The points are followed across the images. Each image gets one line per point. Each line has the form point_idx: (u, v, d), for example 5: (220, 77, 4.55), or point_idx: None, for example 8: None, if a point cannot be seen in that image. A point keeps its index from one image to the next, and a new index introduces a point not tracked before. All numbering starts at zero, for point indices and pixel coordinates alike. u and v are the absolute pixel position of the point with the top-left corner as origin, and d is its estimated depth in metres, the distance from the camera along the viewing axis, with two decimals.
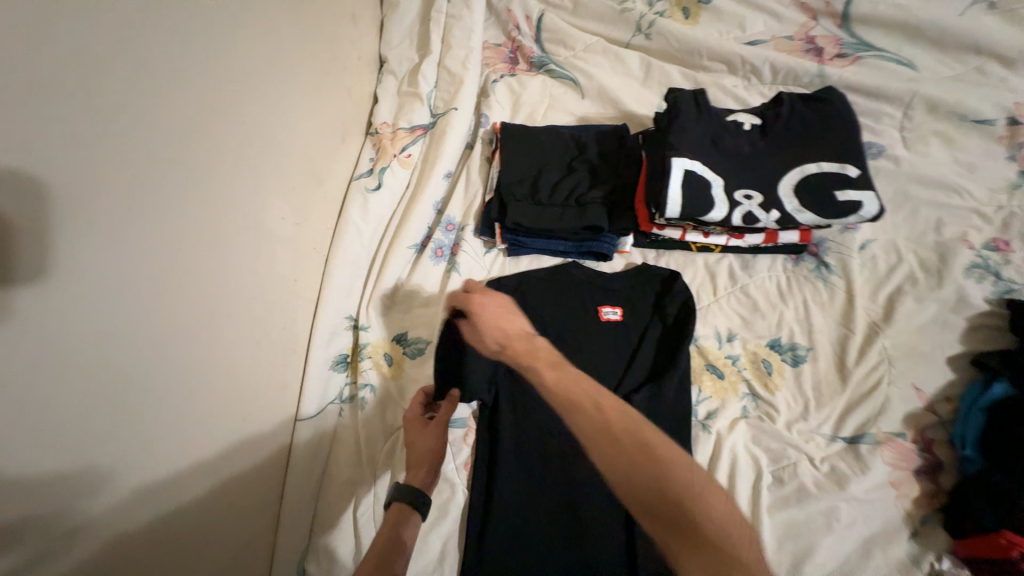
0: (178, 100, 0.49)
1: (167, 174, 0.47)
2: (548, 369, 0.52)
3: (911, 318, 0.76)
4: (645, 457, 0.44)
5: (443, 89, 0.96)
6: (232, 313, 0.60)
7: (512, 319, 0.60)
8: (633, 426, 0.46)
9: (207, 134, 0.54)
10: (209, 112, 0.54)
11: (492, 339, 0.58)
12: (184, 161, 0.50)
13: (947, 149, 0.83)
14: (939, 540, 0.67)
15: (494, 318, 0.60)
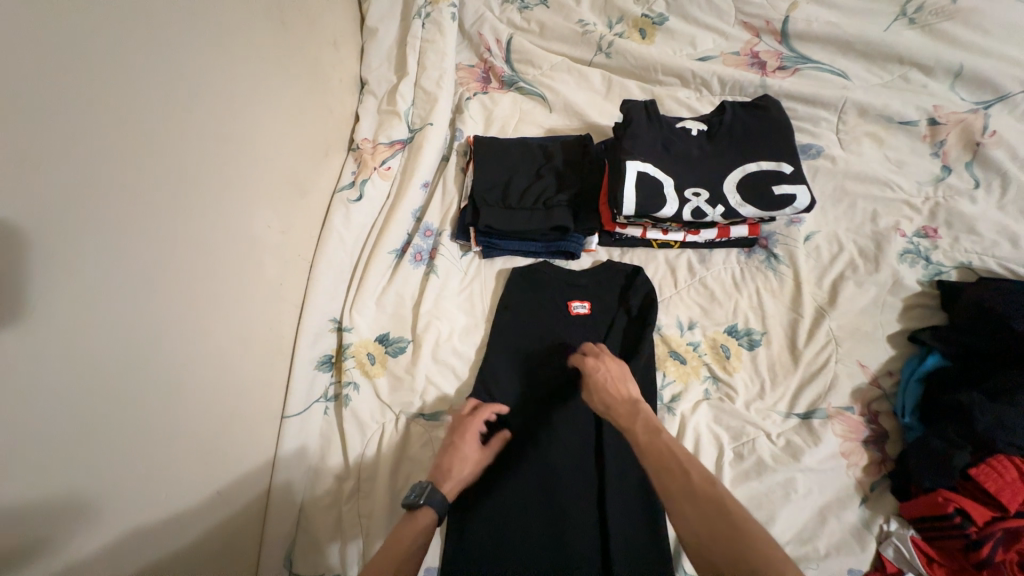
0: (169, 115, 0.55)
1: (161, 180, 0.53)
2: (642, 433, 0.63)
3: (854, 301, 0.83)
4: (722, 520, 0.51)
5: (420, 107, 1.03)
6: (222, 311, 0.65)
7: (622, 385, 0.72)
8: (713, 492, 0.54)
9: (196, 146, 0.59)
10: (196, 127, 0.59)
11: (600, 400, 0.70)
12: (175, 168, 0.55)
13: (878, 148, 0.91)
14: (887, 503, 0.72)
15: (610, 382, 0.72)
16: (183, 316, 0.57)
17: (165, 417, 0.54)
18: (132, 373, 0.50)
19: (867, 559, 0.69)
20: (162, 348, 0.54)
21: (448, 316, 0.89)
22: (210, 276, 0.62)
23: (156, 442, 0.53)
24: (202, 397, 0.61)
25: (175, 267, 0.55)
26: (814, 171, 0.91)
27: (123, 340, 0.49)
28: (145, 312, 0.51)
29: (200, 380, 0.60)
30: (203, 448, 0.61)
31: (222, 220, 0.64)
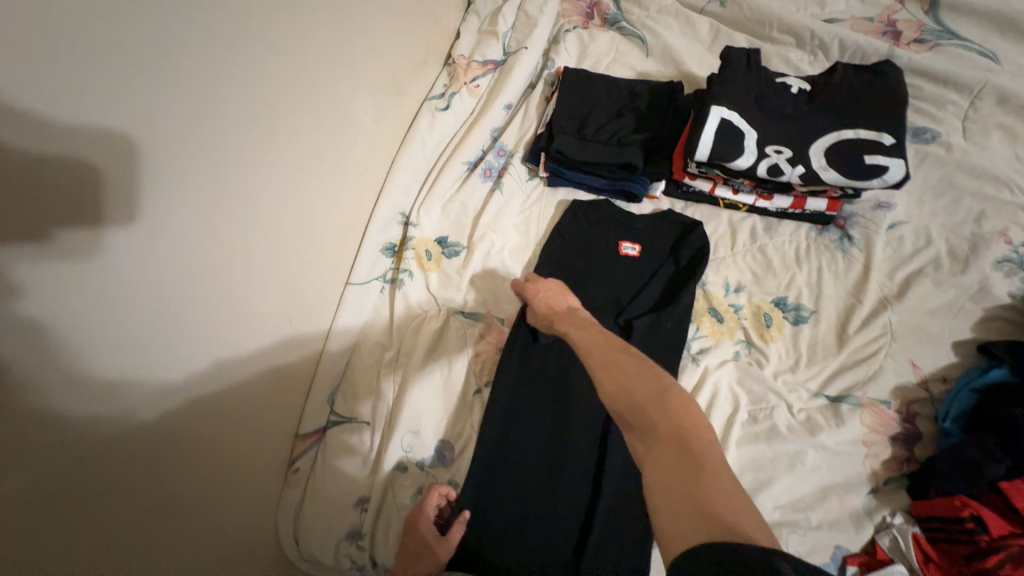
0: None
1: (276, 34, 0.63)
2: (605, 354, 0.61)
3: (925, 299, 0.77)
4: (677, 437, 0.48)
5: (519, 31, 1.06)
6: (314, 172, 0.75)
7: (560, 299, 0.77)
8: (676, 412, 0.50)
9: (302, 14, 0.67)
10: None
11: (543, 315, 0.75)
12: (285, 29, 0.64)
13: (1009, 144, 0.81)
14: (897, 499, 0.71)
15: (545, 299, 0.77)
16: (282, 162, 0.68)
17: (254, 239, 0.65)
18: (235, 193, 0.60)
19: (857, 541, 0.69)
20: (261, 182, 0.65)
21: (503, 232, 0.94)
22: (308, 136, 0.72)
23: (244, 259, 0.64)
24: (284, 237, 0.72)
25: (278, 115, 0.65)
26: (921, 157, 0.83)
27: (233, 162, 0.59)
28: (253, 145, 0.62)
29: (284, 222, 0.71)
30: (280, 280, 0.73)
31: (325, 91, 0.73)
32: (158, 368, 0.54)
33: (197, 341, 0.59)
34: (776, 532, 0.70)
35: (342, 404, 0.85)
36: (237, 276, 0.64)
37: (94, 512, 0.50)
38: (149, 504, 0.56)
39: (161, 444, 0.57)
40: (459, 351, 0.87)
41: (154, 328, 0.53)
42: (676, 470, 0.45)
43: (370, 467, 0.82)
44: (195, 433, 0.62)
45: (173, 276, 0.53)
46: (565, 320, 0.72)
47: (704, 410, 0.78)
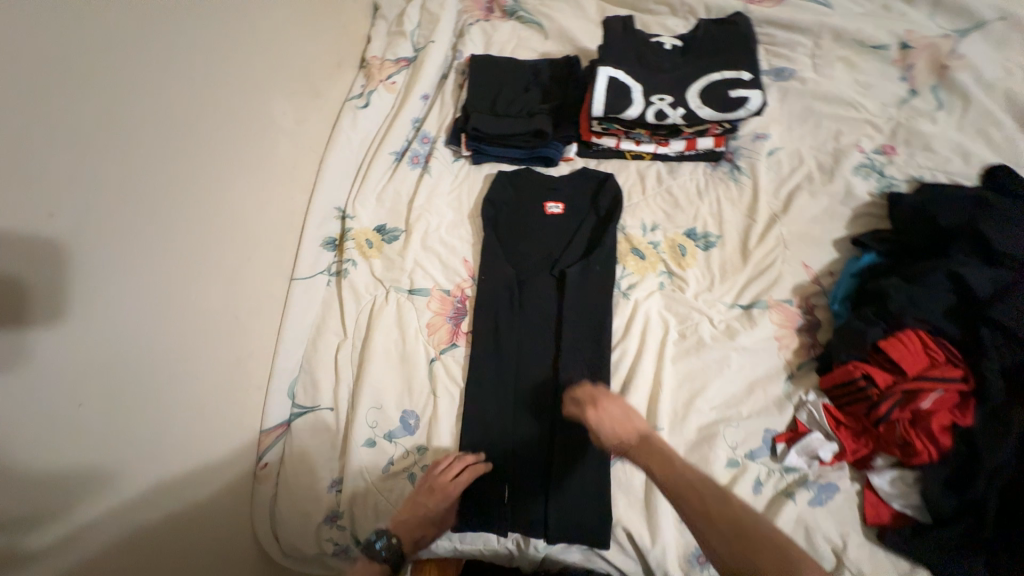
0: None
1: (174, 45, 0.69)
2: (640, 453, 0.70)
3: (806, 209, 0.89)
4: (725, 519, 0.59)
5: (425, 28, 1.14)
6: (237, 172, 0.81)
7: (629, 423, 0.74)
8: (724, 501, 0.61)
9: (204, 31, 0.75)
10: (205, 12, 0.75)
11: (613, 438, 0.73)
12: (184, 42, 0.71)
13: (849, 72, 0.96)
14: (809, 380, 0.80)
15: (616, 419, 0.74)
16: (198, 158, 0.73)
17: (183, 231, 0.70)
18: (155, 186, 0.66)
19: (782, 422, 0.78)
20: (181, 176, 0.70)
21: (438, 211, 1.00)
22: (220, 134, 0.77)
23: (177, 249, 0.69)
24: (216, 230, 0.77)
25: (187, 113, 0.71)
26: (784, 92, 0.97)
27: (148, 157, 0.65)
28: (165, 141, 0.67)
29: (214, 216, 0.76)
30: (218, 272, 0.77)
31: (233, 94, 0.80)
32: (102, 351, 0.59)
33: (140, 326, 0.64)
34: (714, 429, 0.79)
35: (302, 396, 0.88)
36: (172, 264, 0.69)
37: (53, 485, 0.54)
38: (112, 480, 0.61)
39: (117, 423, 0.61)
40: (411, 326, 0.91)
41: (90, 315, 0.57)
42: (733, 523, 0.59)
43: (338, 448, 0.85)
44: (154, 416, 0.66)
45: (105, 263, 0.59)
46: (642, 450, 0.70)
47: (638, 336, 0.86)
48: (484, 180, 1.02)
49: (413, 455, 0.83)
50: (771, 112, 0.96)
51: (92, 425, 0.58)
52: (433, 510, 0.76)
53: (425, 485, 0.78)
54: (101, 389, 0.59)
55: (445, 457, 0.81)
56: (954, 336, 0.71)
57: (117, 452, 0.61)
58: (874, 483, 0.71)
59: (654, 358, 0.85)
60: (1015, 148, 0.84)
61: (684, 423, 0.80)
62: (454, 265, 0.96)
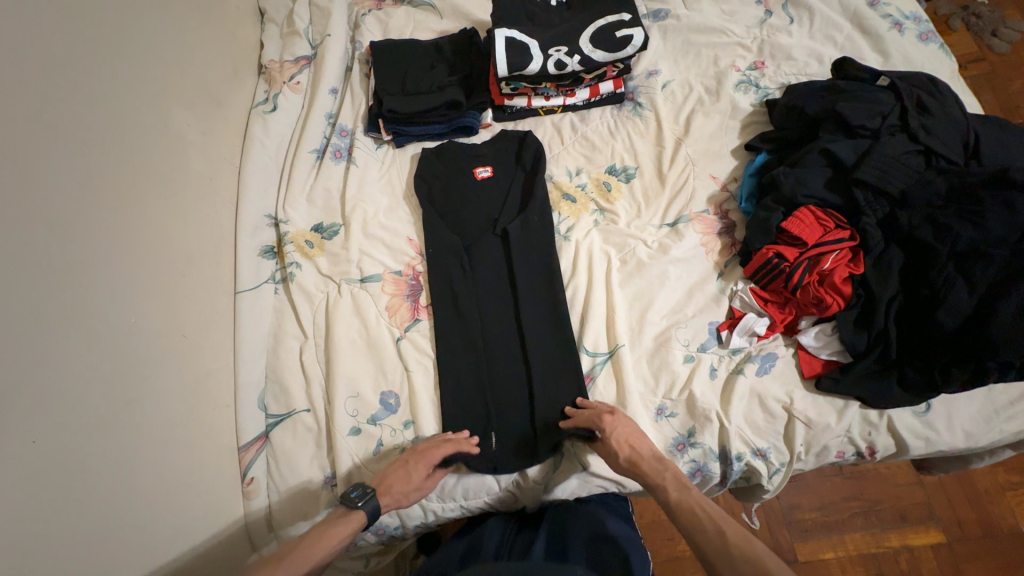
0: (56, 20, 0.68)
1: (58, 69, 0.67)
2: (647, 456, 0.75)
3: (704, 128, 1.00)
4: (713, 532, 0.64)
5: (318, 24, 1.13)
6: (154, 191, 0.79)
7: (641, 440, 0.76)
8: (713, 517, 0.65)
9: (89, 52, 0.72)
10: (86, 34, 0.72)
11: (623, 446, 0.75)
12: (70, 66, 0.69)
13: (715, 4, 1.07)
14: (736, 273, 0.90)
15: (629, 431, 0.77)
16: (100, 177, 0.70)
17: (105, 254, 0.68)
18: (59, 210, 0.63)
19: (721, 313, 0.88)
20: (90, 198, 0.67)
21: (372, 198, 1.01)
22: (125, 152, 0.75)
23: (101, 273, 0.67)
24: (142, 251, 0.74)
25: (86, 134, 0.69)
26: (664, 30, 1.07)
27: (47, 180, 0.62)
28: (65, 163, 0.65)
29: (137, 237, 0.74)
30: (154, 293, 0.75)
31: (131, 110, 0.78)
32: (46, 384, 0.57)
33: (83, 357, 0.62)
34: (667, 334, 0.87)
35: (275, 404, 0.86)
36: (101, 289, 0.67)
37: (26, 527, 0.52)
38: (86, 515, 0.59)
39: (75, 454, 0.59)
40: (371, 312, 0.92)
41: (22, 351, 0.55)
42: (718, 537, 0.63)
43: (324, 448, 0.84)
44: (117, 443, 0.64)
45: (25, 295, 0.57)
46: (654, 472, 0.73)
47: (586, 271, 0.93)
48: (411, 160, 1.04)
49: (401, 432, 0.85)
50: (657, 50, 1.06)
51: (49, 458, 0.56)
52: (413, 476, 0.76)
53: (411, 451, 0.79)
54: (54, 421, 0.57)
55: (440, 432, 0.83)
56: (837, 203, 0.82)
57: (87, 487, 0.60)
58: (803, 343, 0.82)
59: (603, 286, 0.92)
60: (855, 45, 1.00)
61: (641, 336, 0.88)
62: (400, 247, 0.98)
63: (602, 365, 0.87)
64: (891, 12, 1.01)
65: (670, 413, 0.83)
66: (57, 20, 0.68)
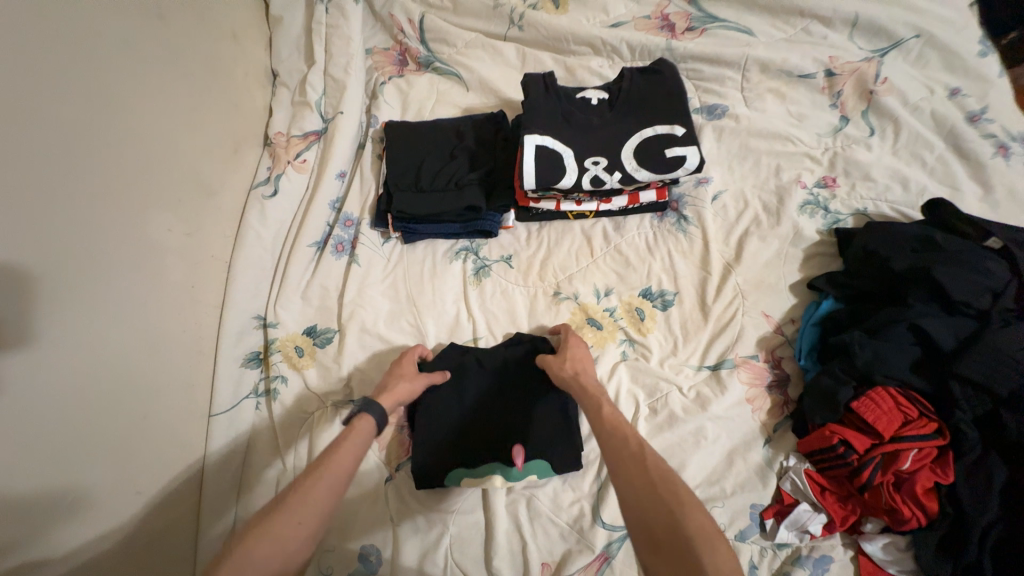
0: (24, 146, 0.58)
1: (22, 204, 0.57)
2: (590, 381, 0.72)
3: (758, 255, 0.86)
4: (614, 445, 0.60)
5: (331, 96, 1.03)
6: (121, 317, 0.69)
7: (585, 365, 0.75)
8: (620, 433, 0.61)
9: (61, 168, 0.62)
10: (66, 149, 0.63)
11: (568, 365, 0.74)
12: (35, 193, 0.59)
13: (781, 103, 0.93)
14: (788, 442, 0.76)
15: (578, 355, 0.76)
16: (49, 317, 0.59)
17: (38, 412, 0.57)
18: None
19: (768, 495, 0.74)
20: (34, 346, 0.57)
21: (372, 303, 0.90)
22: (88, 274, 0.65)
23: (35, 438, 0.56)
24: (100, 389, 0.65)
25: (42, 261, 0.59)
26: (719, 131, 0.93)
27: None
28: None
29: (93, 374, 0.64)
30: (106, 444, 0.65)
31: (110, 227, 0.68)
32: None
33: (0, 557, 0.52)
34: None
35: None
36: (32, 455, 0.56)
37: None
38: None
39: None
40: None
41: None
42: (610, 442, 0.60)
43: None
44: None
45: None
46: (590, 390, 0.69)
47: None
48: (418, 261, 0.93)
49: None
50: (710, 154, 0.92)
51: None
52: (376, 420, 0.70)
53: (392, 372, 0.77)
54: None
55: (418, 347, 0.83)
56: (924, 389, 0.69)
57: None
58: (867, 550, 0.68)
59: None
60: (949, 170, 0.84)
61: None
62: None
63: (620, 543, 0.73)
64: (994, 131, 0.85)
65: None
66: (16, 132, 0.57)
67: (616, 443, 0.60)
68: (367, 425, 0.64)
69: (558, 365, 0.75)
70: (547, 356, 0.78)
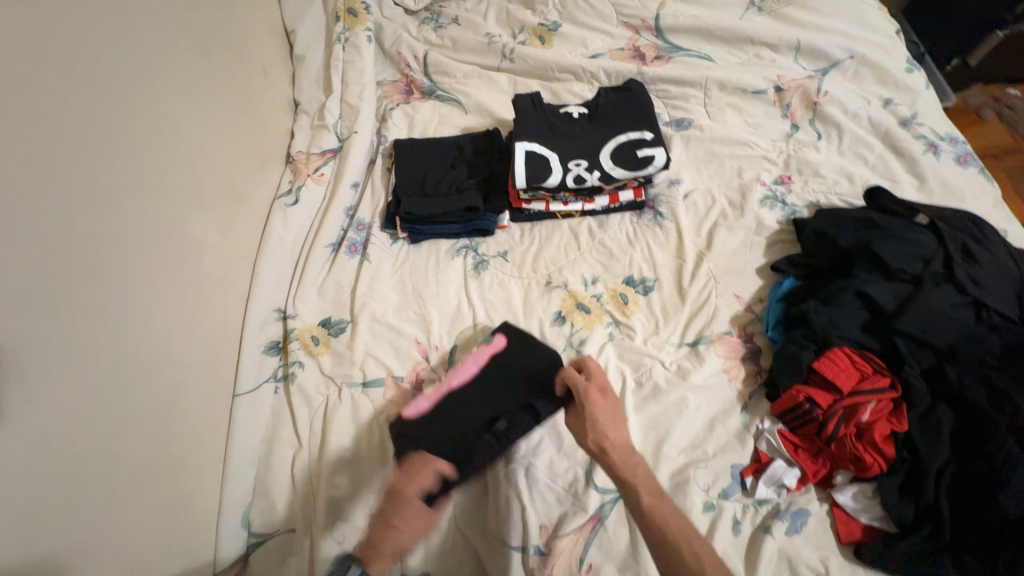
0: (98, 153, 0.70)
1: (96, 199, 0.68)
2: (622, 455, 0.69)
3: (727, 244, 0.96)
4: (653, 527, 0.63)
5: (347, 119, 1.17)
6: (164, 300, 0.78)
7: (613, 429, 0.72)
8: (660, 514, 0.63)
9: (124, 171, 0.74)
10: (129, 156, 0.75)
11: (595, 439, 0.71)
12: (104, 189, 0.70)
13: (739, 115, 1.07)
14: (762, 407, 0.83)
15: (603, 421, 0.72)
16: (109, 293, 0.69)
17: (101, 373, 0.66)
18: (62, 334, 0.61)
19: (746, 455, 0.80)
20: (99, 316, 0.67)
21: (382, 296, 0.99)
22: (145, 260, 0.75)
23: (95, 393, 0.64)
24: (147, 360, 0.73)
25: (108, 246, 0.70)
26: (687, 140, 1.06)
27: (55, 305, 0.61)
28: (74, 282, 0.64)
29: (141, 347, 0.73)
30: (147, 411, 0.72)
31: (161, 224, 0.80)
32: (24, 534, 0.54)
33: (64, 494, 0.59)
34: (685, 474, 0.79)
35: (259, 522, 0.81)
36: (93, 408, 0.64)
37: None
38: None
39: None
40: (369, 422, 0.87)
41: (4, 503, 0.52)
42: (650, 524, 0.63)
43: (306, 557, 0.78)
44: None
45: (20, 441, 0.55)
46: (623, 461, 0.68)
47: None
48: (423, 258, 1.03)
49: None
50: (679, 159, 1.05)
51: None
52: (403, 530, 0.72)
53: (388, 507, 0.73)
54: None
55: (423, 475, 0.74)
56: (876, 348, 0.77)
57: None
58: (839, 501, 0.74)
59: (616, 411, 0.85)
60: (888, 165, 0.96)
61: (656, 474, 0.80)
62: (406, 348, 0.94)
63: (612, 504, 0.79)
64: (924, 133, 0.98)
65: None
66: (92, 140, 0.69)
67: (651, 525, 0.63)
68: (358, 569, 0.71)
69: (583, 436, 0.73)
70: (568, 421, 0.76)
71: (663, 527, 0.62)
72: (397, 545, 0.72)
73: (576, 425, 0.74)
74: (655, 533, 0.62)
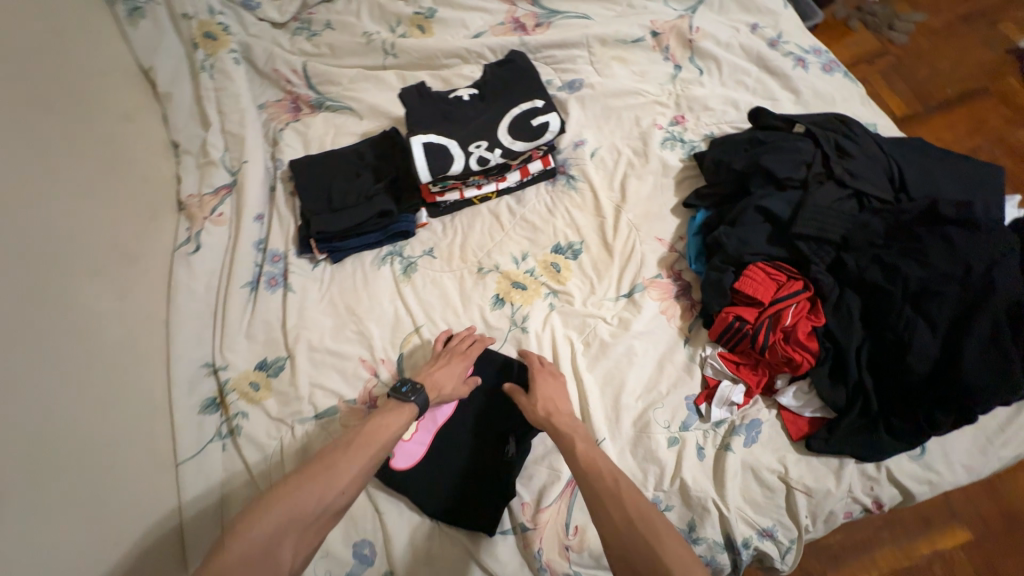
0: None
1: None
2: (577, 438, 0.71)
3: (640, 192, 0.99)
4: (592, 483, 0.65)
5: (234, 150, 1.10)
6: (67, 383, 0.71)
7: (558, 404, 0.78)
8: (601, 471, 0.66)
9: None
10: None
11: (542, 407, 0.77)
12: None
13: (625, 66, 1.10)
14: (702, 337, 0.87)
15: (549, 395, 0.79)
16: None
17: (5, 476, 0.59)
18: None
19: (696, 385, 0.84)
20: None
21: (315, 323, 0.95)
22: (29, 346, 0.68)
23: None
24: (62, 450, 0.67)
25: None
26: (582, 101, 1.07)
27: None
28: None
29: (49, 438, 0.66)
30: (74, 505, 0.66)
31: (42, 302, 0.72)
32: None
33: None
34: (646, 417, 0.82)
35: None
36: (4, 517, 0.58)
37: None
38: None
39: None
40: None
41: None
42: (587, 481, 0.65)
43: None
44: None
45: None
46: (566, 429, 0.73)
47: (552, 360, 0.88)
48: (349, 275, 1.00)
49: None
50: (579, 120, 1.06)
51: None
52: (454, 363, 0.82)
53: (444, 352, 0.85)
54: None
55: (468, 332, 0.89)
56: (784, 257, 0.82)
57: None
58: (784, 404, 0.79)
59: (572, 376, 0.86)
60: (765, 86, 1.02)
61: (620, 426, 0.82)
62: (352, 369, 0.91)
63: None
64: (791, 49, 1.05)
65: (666, 507, 0.76)
66: None
67: (592, 483, 0.65)
68: (412, 409, 0.74)
69: (531, 405, 0.78)
70: (518, 396, 0.81)
71: (599, 479, 0.65)
72: (450, 376, 0.80)
73: (525, 398, 0.80)
74: (593, 488, 0.64)
